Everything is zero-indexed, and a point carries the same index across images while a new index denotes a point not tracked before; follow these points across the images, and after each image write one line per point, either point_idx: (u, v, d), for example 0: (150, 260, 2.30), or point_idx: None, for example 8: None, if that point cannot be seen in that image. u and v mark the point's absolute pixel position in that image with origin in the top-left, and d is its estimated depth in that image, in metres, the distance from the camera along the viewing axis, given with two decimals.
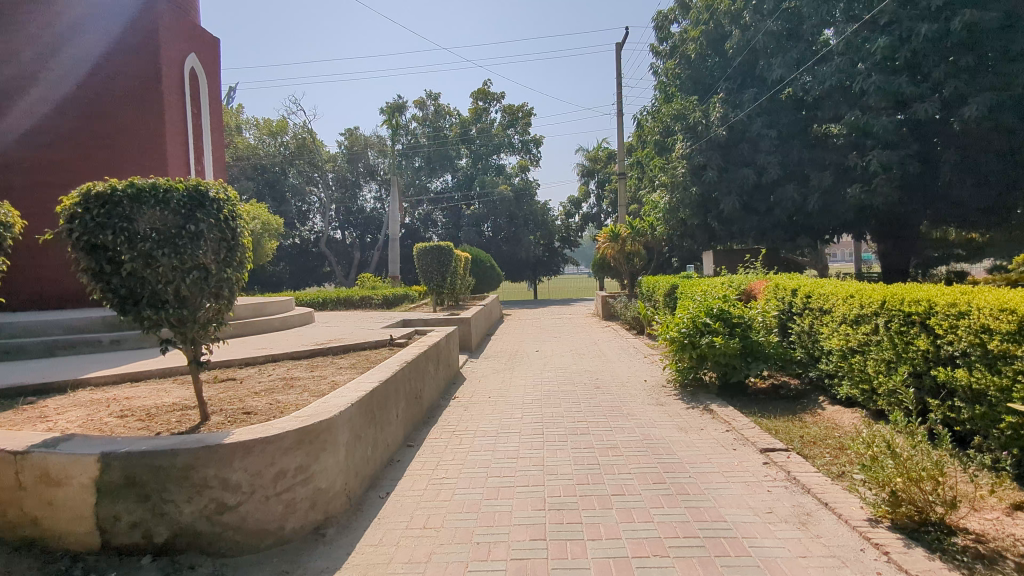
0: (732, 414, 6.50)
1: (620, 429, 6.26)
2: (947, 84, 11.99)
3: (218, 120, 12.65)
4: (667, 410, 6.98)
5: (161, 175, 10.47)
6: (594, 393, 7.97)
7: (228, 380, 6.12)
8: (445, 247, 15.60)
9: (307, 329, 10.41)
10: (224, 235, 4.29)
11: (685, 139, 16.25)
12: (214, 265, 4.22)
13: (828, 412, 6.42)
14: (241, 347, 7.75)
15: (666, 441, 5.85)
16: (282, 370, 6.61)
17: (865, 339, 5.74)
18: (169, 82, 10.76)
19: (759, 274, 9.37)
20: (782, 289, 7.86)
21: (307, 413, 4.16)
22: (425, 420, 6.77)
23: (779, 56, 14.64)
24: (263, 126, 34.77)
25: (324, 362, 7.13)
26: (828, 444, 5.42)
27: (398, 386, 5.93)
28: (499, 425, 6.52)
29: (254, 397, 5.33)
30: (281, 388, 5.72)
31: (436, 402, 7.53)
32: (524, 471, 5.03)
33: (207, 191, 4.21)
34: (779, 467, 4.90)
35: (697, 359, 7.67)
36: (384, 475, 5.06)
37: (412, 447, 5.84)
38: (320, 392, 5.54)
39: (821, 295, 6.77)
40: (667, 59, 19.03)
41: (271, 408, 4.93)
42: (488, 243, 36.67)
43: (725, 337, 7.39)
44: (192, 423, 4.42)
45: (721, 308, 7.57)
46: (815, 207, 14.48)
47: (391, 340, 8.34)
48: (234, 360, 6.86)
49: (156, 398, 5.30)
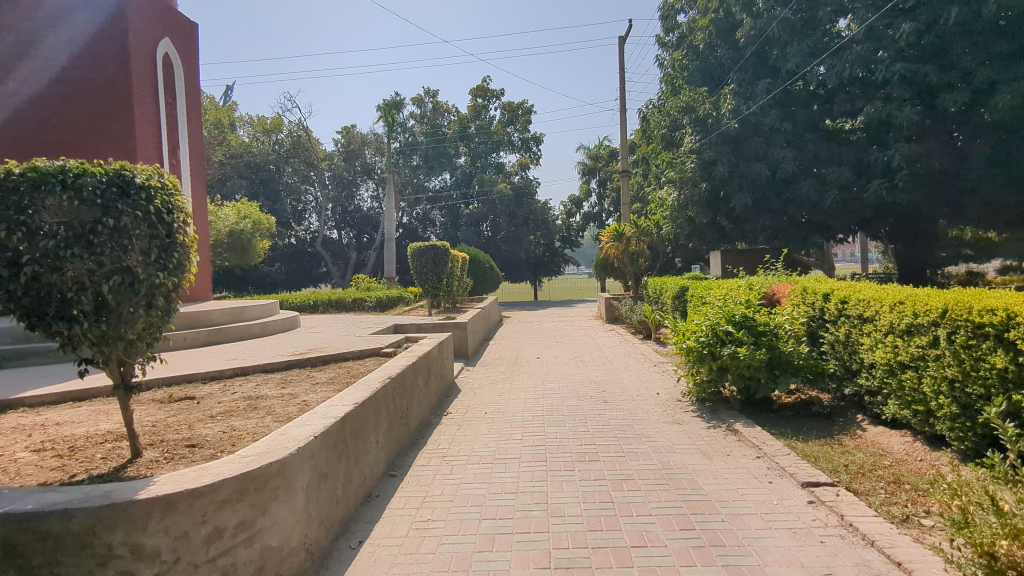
0: (761, 436, 5.71)
1: (634, 455, 5.46)
2: (978, 72, 11.25)
3: (196, 111, 11.63)
4: (686, 431, 6.18)
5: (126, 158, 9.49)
6: (602, 409, 7.18)
7: (185, 399, 5.33)
8: (440, 247, 14.82)
9: (289, 335, 9.61)
10: (157, 231, 3.49)
11: (695, 132, 15.37)
12: (143, 267, 3.42)
13: (870, 434, 5.65)
14: (209, 358, 6.96)
15: (689, 471, 5.05)
16: (248, 388, 5.80)
17: (920, 353, 4.95)
18: (138, 66, 9.80)
19: (781, 276, 8.57)
20: (811, 293, 7.06)
21: (256, 453, 3.38)
22: (412, 443, 5.98)
23: (794, 44, 13.83)
24: (256, 123, 33.45)
25: (299, 376, 6.34)
26: (880, 476, 4.65)
27: (379, 407, 5.14)
28: (496, 449, 5.72)
29: (208, 423, 4.54)
30: (242, 410, 4.91)
31: (425, 419, 6.75)
32: (525, 513, 4.24)
33: (133, 176, 3.42)
34: (829, 509, 4.10)
35: (717, 372, 6.91)
36: (359, 517, 4.27)
37: (395, 478, 5.06)
38: (286, 415, 4.75)
39: (860, 300, 5.98)
40: (673, 51, 18.24)
41: (222, 438, 4.13)
42: (487, 243, 35.85)
43: (750, 348, 6.62)
44: (120, 461, 3.61)
45: (744, 314, 6.81)
46: (833, 204, 13.68)
47: (378, 351, 7.55)
48: (196, 374, 6.06)
49: (90, 425, 4.48)
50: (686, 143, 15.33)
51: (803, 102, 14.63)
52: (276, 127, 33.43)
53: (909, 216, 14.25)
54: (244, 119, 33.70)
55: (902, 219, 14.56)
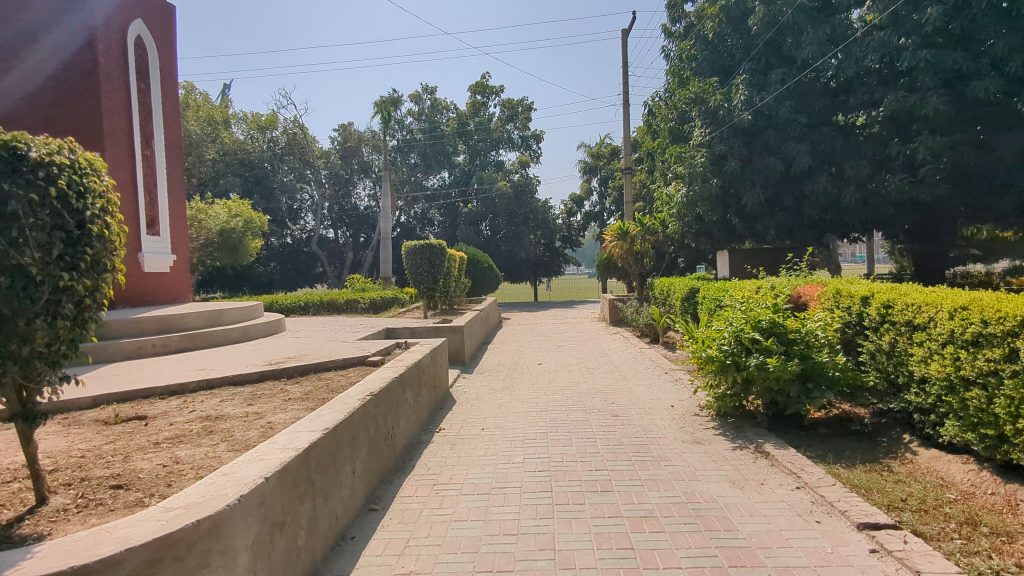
0: (799, 461, 4.99)
1: (653, 484, 4.73)
2: (1011, 59, 10.56)
3: (173, 99, 10.80)
4: (709, 453, 5.46)
5: (84, 141, 8.67)
6: (612, 425, 6.44)
7: (133, 421, 4.59)
8: (436, 245, 14.03)
9: (270, 340, 8.87)
10: (61, 221, 2.74)
11: (704, 125, 14.69)
12: (41, 266, 2.67)
13: (924, 458, 4.93)
14: (174, 369, 6.24)
15: (719, 505, 4.31)
16: (209, 405, 5.07)
17: (991, 369, 4.24)
18: (107, 47, 8.98)
19: (805, 277, 7.91)
20: (844, 295, 6.36)
21: (184, 504, 2.65)
22: (397, 468, 5.23)
23: (810, 31, 13.15)
24: (250, 120, 32.53)
25: (271, 390, 5.61)
26: (949, 516, 3.93)
27: (357, 430, 4.40)
28: (494, 476, 4.99)
29: (149, 452, 3.79)
30: (195, 434, 4.18)
31: (415, 438, 6.01)
32: (529, 564, 3.51)
33: (26, 149, 2.69)
34: (899, 563, 3.37)
35: (741, 385, 6.19)
36: (328, 568, 3.54)
37: (376, 512, 4.33)
38: (245, 441, 4.00)
39: (908, 306, 5.26)
40: (680, 41, 17.55)
41: (158, 474, 3.37)
42: (486, 243, 35.10)
43: (780, 358, 5.88)
44: (18, 510, 2.87)
45: (772, 319, 6.10)
46: (851, 200, 12.97)
47: (364, 360, 6.81)
48: (154, 389, 5.36)
49: (6, 455, 3.73)
50: (696, 136, 14.57)
51: (818, 92, 13.94)
52: (271, 124, 32.57)
53: (929, 214, 13.54)
54: (237, 115, 32.45)
55: (920, 217, 13.85)
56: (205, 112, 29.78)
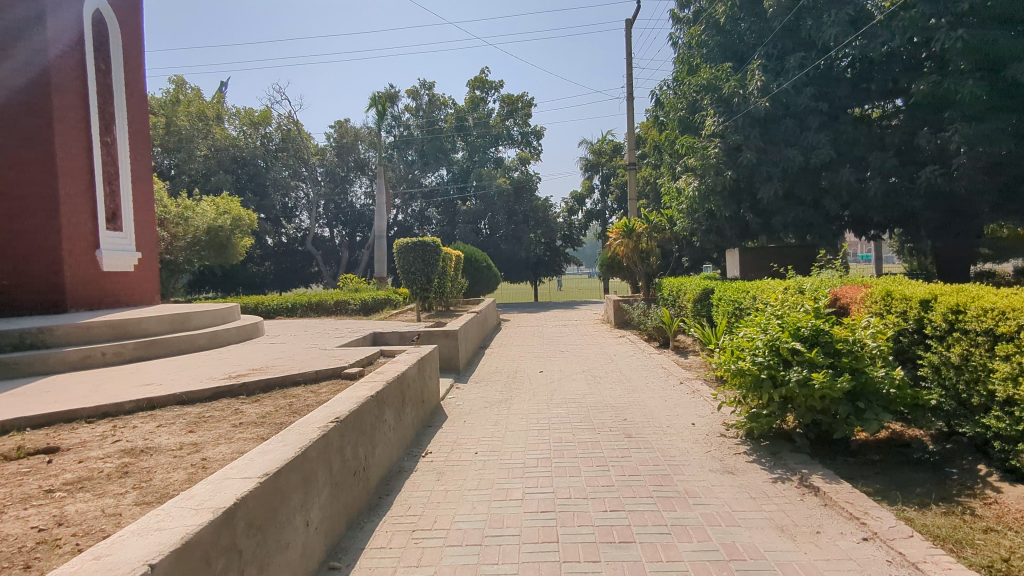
0: (860, 501, 4.08)
1: (683, 532, 3.83)
2: None
3: (136, 80, 9.83)
4: (748, 488, 4.54)
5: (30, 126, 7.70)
6: (627, 450, 5.52)
7: (38, 456, 3.68)
8: (431, 243, 13.12)
9: (243, 347, 7.98)
10: None
11: (718, 114, 13.83)
12: None
13: (1013, 497, 4.01)
14: (116, 385, 5.35)
15: (773, 566, 3.39)
16: (140, 432, 4.16)
17: None
18: (58, 22, 8.04)
19: (842, 277, 7.05)
20: (896, 298, 5.47)
21: None
22: (370, 508, 4.33)
23: (831, 12, 12.28)
24: (243, 115, 31.57)
25: (222, 412, 4.71)
26: None
27: (315, 469, 3.49)
28: (488, 520, 4.08)
29: (31, 507, 2.87)
30: (103, 478, 3.25)
31: (396, 467, 5.10)
32: None
33: None
34: None
35: (777, 404, 5.28)
36: None
37: (338, 572, 3.43)
38: (162, 490, 3.09)
39: (987, 311, 4.37)
40: (689, 27, 16.73)
41: (20, 547, 2.45)
42: (485, 242, 34.18)
43: (828, 373, 4.96)
44: None
45: (816, 325, 5.19)
46: (876, 193, 12.07)
47: (339, 374, 5.88)
48: (79, 411, 4.46)
49: None
50: (708, 125, 13.70)
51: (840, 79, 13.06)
52: (264, 119, 31.62)
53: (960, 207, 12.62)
54: (229, 111, 31.47)
55: (948, 211, 12.93)
56: (196, 107, 29.01)
